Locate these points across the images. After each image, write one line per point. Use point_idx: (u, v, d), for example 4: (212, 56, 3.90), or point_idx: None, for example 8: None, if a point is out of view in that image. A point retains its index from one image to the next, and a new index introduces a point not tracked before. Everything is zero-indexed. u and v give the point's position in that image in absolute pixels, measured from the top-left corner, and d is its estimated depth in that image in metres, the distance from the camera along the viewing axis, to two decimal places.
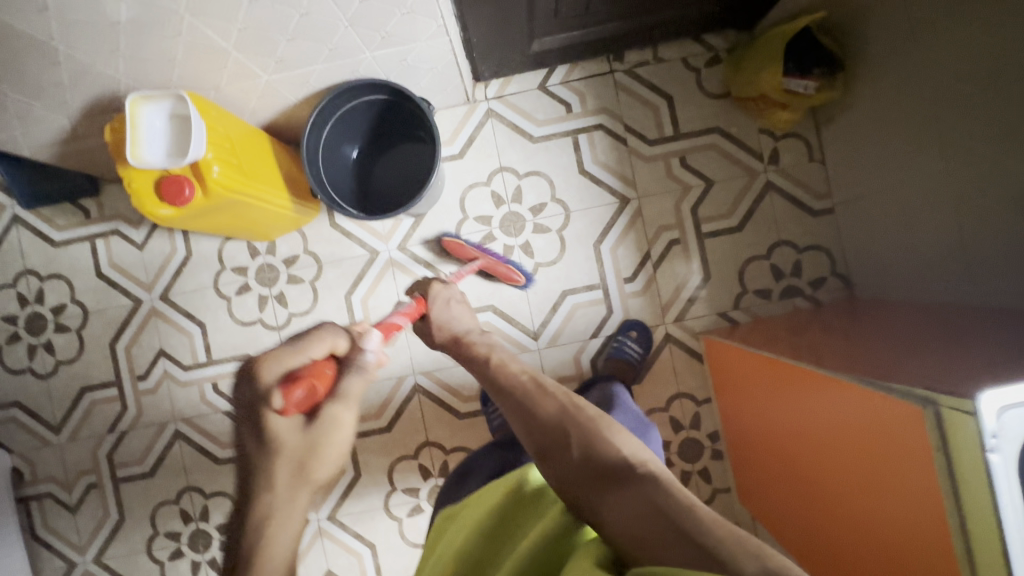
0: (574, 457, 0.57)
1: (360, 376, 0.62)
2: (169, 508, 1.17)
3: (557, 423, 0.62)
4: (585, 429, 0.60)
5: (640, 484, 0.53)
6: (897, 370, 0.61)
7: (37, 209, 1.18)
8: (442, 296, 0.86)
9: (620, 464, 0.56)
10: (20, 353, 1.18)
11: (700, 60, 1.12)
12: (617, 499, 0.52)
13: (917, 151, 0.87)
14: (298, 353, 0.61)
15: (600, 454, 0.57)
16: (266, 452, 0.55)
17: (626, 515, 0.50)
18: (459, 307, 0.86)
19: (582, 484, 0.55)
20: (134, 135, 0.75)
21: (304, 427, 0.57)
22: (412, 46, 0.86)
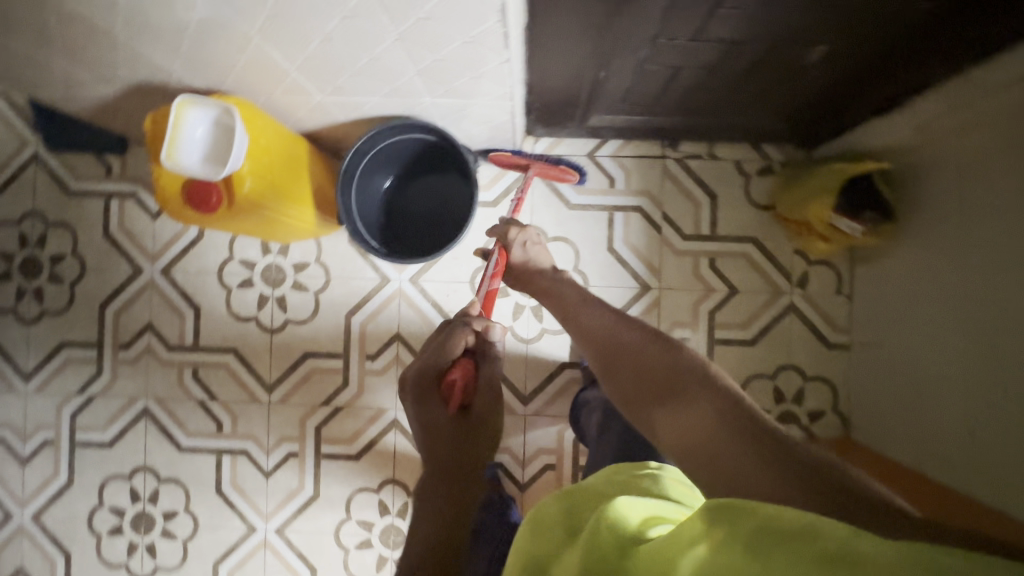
0: (628, 380, 0.63)
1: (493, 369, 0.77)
2: (120, 483, 1.15)
3: (612, 344, 0.67)
4: (638, 342, 0.65)
5: (689, 388, 0.56)
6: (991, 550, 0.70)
7: (60, 153, 1.15)
8: (518, 240, 0.92)
9: (667, 380, 0.59)
10: (8, 293, 1.16)
11: (753, 166, 1.10)
12: (671, 414, 0.56)
13: (954, 324, 0.85)
14: (441, 354, 0.74)
15: (652, 369, 0.61)
16: (438, 446, 0.69)
17: (679, 426, 0.54)
18: (536, 248, 0.92)
19: (643, 403, 0.60)
20: (174, 136, 0.72)
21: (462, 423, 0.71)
22: (474, 101, 0.84)
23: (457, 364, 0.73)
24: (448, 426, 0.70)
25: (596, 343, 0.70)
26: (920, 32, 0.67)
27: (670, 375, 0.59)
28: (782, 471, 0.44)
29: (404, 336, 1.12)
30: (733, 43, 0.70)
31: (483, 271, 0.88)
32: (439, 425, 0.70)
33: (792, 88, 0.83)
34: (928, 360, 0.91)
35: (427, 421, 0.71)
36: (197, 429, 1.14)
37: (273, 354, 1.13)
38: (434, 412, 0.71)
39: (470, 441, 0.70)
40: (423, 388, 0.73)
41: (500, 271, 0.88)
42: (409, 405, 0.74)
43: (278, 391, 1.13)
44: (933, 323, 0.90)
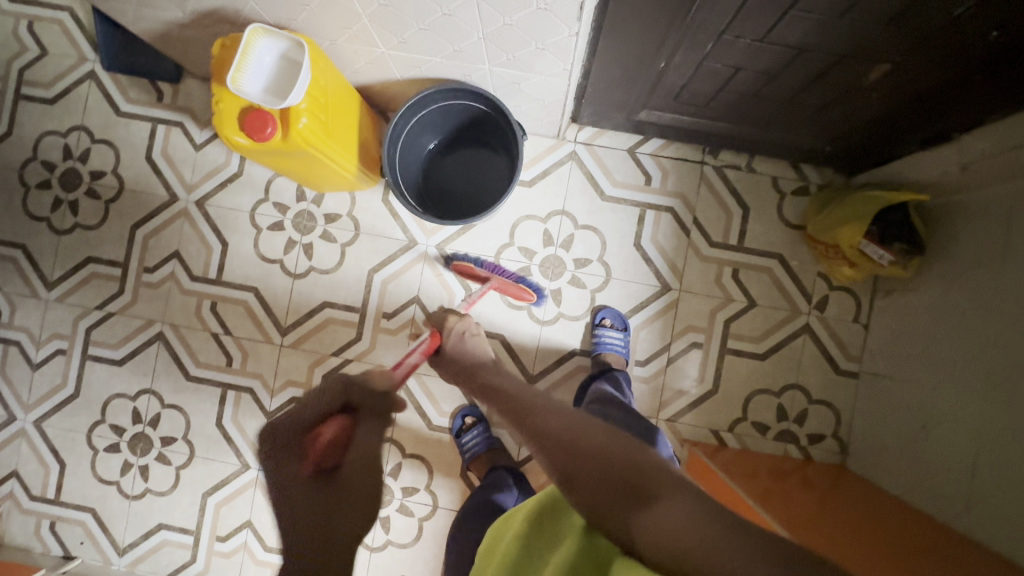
0: (589, 471, 0.53)
1: (372, 429, 0.65)
2: (124, 402, 1.17)
3: (562, 435, 0.59)
4: (600, 438, 0.57)
5: (660, 487, 0.50)
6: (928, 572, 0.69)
7: (116, 73, 1.18)
8: (458, 329, 0.95)
9: (636, 477, 0.51)
10: (45, 202, 1.18)
11: (789, 184, 1.11)
12: (650, 513, 0.47)
13: (965, 363, 0.86)
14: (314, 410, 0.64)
15: (617, 464, 0.53)
16: (298, 498, 0.55)
17: (670, 525, 0.45)
18: (473, 339, 0.95)
19: (613, 503, 0.50)
20: (242, 60, 0.74)
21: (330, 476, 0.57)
22: (531, 75, 0.85)
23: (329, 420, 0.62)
24: (308, 485, 0.57)
25: (545, 436, 0.59)
26: (986, 65, 0.67)
27: (641, 474, 0.51)
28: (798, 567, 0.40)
29: (422, 300, 1.14)
30: (797, 50, 0.71)
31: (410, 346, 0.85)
32: (299, 479, 0.57)
33: (845, 108, 0.84)
34: (935, 396, 0.91)
35: (285, 477, 0.57)
36: (206, 360, 1.16)
37: (292, 298, 1.15)
38: (292, 471, 0.58)
39: (341, 491, 0.56)
40: (281, 442, 0.60)
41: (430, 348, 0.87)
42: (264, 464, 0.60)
43: (291, 335, 1.15)
44: (947, 359, 0.90)
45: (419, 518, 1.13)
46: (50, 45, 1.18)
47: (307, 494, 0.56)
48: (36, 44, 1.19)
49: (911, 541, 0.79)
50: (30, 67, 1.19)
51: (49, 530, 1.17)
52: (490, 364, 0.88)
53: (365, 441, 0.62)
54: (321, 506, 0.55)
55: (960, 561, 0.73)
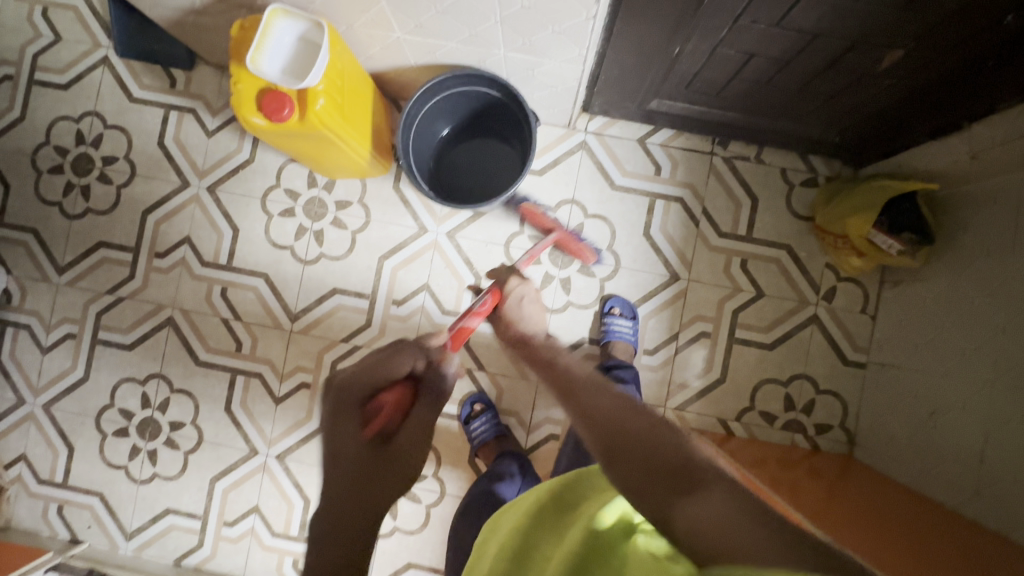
0: (636, 454, 0.47)
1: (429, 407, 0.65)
2: (133, 387, 1.17)
3: (616, 417, 0.53)
4: (649, 418, 0.52)
5: (707, 478, 0.43)
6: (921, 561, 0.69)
7: (129, 60, 1.19)
8: (516, 294, 0.93)
9: (685, 467, 0.45)
10: (57, 187, 1.19)
11: (798, 176, 1.12)
12: (693, 502, 0.41)
13: (975, 351, 0.87)
14: (379, 372, 0.64)
15: (668, 452, 0.47)
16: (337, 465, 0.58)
17: (713, 515, 0.39)
18: (529, 306, 0.95)
19: (653, 489, 0.44)
20: (260, 41, 0.75)
21: (376, 449, 0.59)
22: (545, 60, 0.86)
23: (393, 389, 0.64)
24: (356, 449, 0.59)
25: (591, 411, 0.55)
26: (999, 50, 0.68)
27: (688, 460, 0.46)
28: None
29: (432, 287, 1.14)
30: (812, 35, 0.71)
31: (470, 305, 0.87)
32: (344, 443, 0.59)
33: (857, 96, 0.85)
34: (944, 385, 0.92)
35: (341, 437, 0.60)
36: (216, 346, 1.16)
37: (302, 284, 1.15)
38: (349, 431, 0.60)
39: (381, 471, 0.58)
40: (343, 402, 0.62)
41: (487, 309, 0.87)
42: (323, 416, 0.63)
43: (301, 321, 1.15)
44: (956, 349, 0.91)
45: (427, 504, 1.13)
46: (64, 31, 1.19)
47: (346, 462, 0.58)
48: (50, 30, 1.19)
49: (920, 526, 0.80)
50: (44, 52, 1.20)
51: (56, 514, 1.17)
52: (541, 334, 0.85)
53: (421, 415, 0.63)
54: (357, 482, 0.56)
55: (970, 545, 0.73)
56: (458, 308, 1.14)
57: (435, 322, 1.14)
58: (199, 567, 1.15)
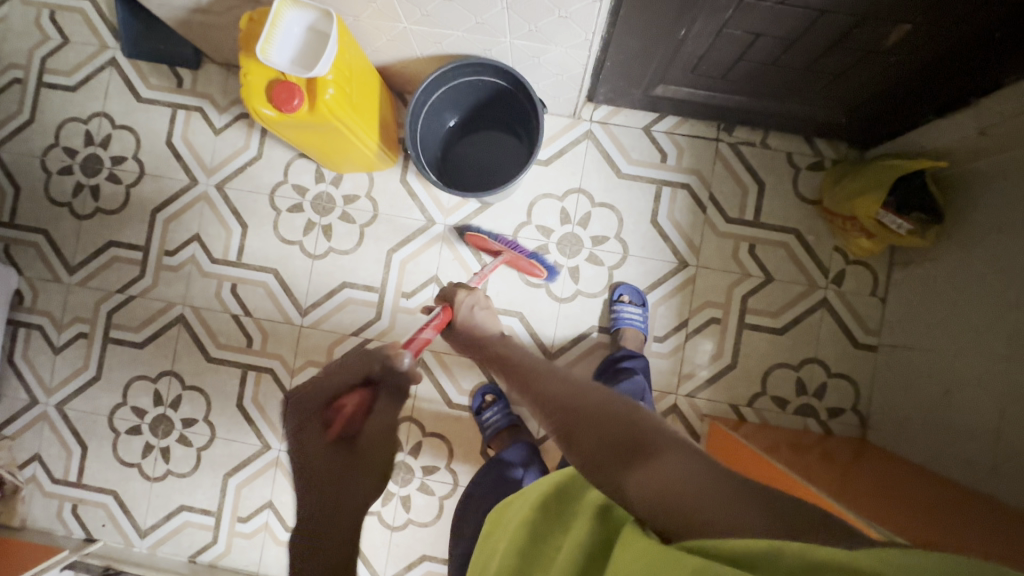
0: (594, 428, 0.50)
1: (389, 404, 0.63)
2: (145, 385, 1.17)
3: (573, 399, 0.56)
4: (600, 399, 0.54)
5: (659, 445, 0.46)
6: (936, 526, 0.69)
7: (136, 61, 1.20)
8: (466, 306, 0.91)
9: (638, 437, 0.48)
10: (67, 187, 1.20)
11: (804, 160, 1.12)
12: (646, 468, 0.44)
13: (989, 327, 0.86)
14: (340, 379, 0.63)
15: (622, 426, 0.50)
16: (309, 472, 0.57)
17: (661, 483, 0.43)
18: (481, 313, 0.93)
19: (610, 459, 0.47)
20: (270, 31, 0.75)
21: (344, 450, 0.58)
22: (552, 47, 0.86)
23: (350, 391, 0.61)
24: (323, 455, 0.58)
25: (546, 401, 0.58)
26: (1007, 22, 0.68)
27: (640, 432, 0.48)
28: (785, 530, 0.38)
29: (440, 279, 1.14)
30: (818, 12, 0.72)
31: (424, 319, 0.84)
32: (313, 451, 0.58)
33: (864, 74, 0.85)
34: (958, 363, 0.92)
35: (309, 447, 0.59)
36: (227, 342, 1.17)
37: (312, 278, 1.16)
38: (315, 439, 0.59)
39: (346, 473, 0.56)
40: (307, 414, 0.62)
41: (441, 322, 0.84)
42: (287, 432, 0.62)
43: (312, 316, 1.16)
44: (970, 326, 0.90)
45: (440, 496, 1.13)
46: (71, 34, 1.20)
47: (316, 467, 0.57)
48: (58, 33, 1.21)
49: (938, 501, 0.79)
50: (52, 55, 1.21)
51: (71, 513, 1.17)
52: (498, 339, 0.88)
53: (384, 416, 0.61)
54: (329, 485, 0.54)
55: (988, 517, 0.73)
56: None
57: None
58: (213, 563, 1.15)
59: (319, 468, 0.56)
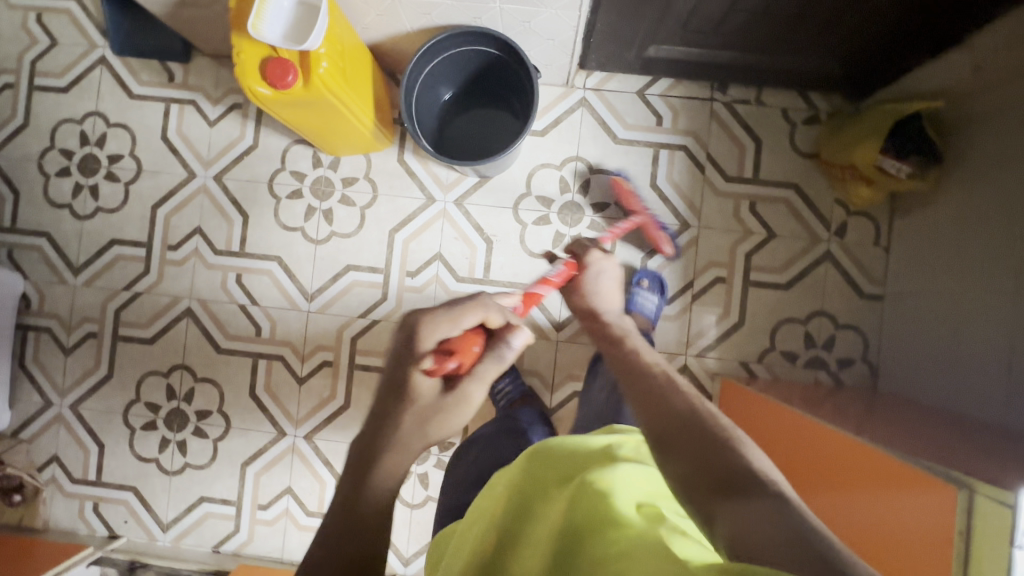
0: (696, 452, 0.47)
1: (498, 363, 0.60)
2: (157, 380, 1.18)
3: (689, 415, 0.51)
4: (714, 422, 0.50)
5: (760, 489, 0.42)
6: (955, 450, 0.68)
7: (126, 58, 1.19)
8: (596, 267, 0.88)
9: (745, 475, 0.44)
10: (66, 189, 1.20)
11: (800, 114, 1.12)
12: (741, 509, 0.41)
13: (995, 262, 0.87)
14: (452, 322, 0.59)
15: (729, 459, 0.45)
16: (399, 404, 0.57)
17: (745, 523, 0.39)
18: (609, 280, 0.88)
19: (705, 488, 0.44)
20: (260, 7, 0.75)
21: (438, 395, 0.58)
22: (541, 11, 0.86)
23: (464, 339, 0.59)
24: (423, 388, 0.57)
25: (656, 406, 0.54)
26: None
27: (743, 472, 0.44)
28: None
29: (445, 256, 1.14)
30: None
31: (543, 273, 0.85)
32: (411, 382, 0.57)
33: (857, 18, 0.85)
34: (966, 302, 0.92)
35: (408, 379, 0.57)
36: (236, 332, 1.17)
37: (316, 263, 1.16)
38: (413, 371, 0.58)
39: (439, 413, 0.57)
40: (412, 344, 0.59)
41: (557, 281, 0.84)
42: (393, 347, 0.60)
43: (318, 301, 1.16)
44: (976, 265, 0.91)
45: None
46: (60, 35, 1.20)
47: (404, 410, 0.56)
48: (46, 35, 1.20)
49: (954, 436, 0.80)
50: (41, 57, 1.21)
51: (93, 512, 1.18)
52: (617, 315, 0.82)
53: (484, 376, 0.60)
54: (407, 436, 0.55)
55: (1007, 445, 0.73)
56: (472, 274, 1.14)
57: (451, 291, 1.14)
58: (237, 552, 1.16)
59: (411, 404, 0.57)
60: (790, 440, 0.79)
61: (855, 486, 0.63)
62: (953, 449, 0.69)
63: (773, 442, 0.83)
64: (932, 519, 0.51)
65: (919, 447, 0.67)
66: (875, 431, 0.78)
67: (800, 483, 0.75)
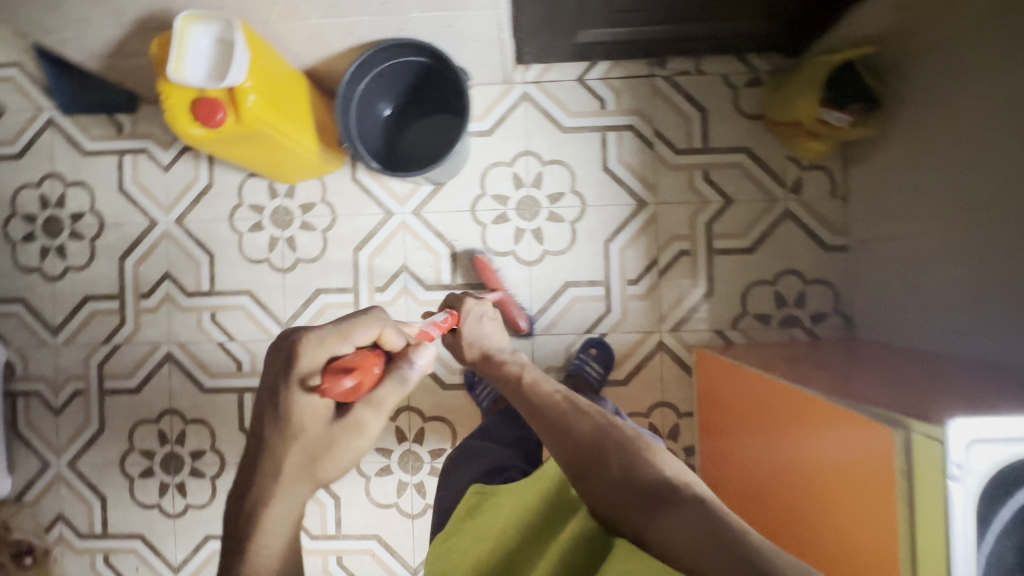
0: (613, 473, 0.57)
1: (399, 386, 0.58)
2: (148, 427, 1.20)
3: (596, 440, 0.61)
4: (618, 443, 0.60)
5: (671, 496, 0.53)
6: (917, 390, 0.67)
7: (74, 116, 1.21)
8: (474, 312, 0.88)
9: (655, 484, 0.55)
10: (33, 253, 1.22)
11: (741, 78, 1.12)
12: (661, 517, 0.51)
13: (943, 199, 0.87)
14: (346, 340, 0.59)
15: (640, 474, 0.56)
16: (284, 435, 0.57)
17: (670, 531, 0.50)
18: (490, 324, 0.89)
19: (628, 503, 0.54)
20: (179, 51, 0.77)
21: (326, 423, 0.57)
22: (462, 14, 0.87)
23: (364, 356, 0.56)
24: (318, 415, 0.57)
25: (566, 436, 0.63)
26: None
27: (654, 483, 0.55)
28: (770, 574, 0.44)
29: (410, 267, 1.16)
30: None
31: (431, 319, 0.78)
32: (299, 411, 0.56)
33: None
34: (922, 241, 0.92)
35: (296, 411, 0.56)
36: (218, 370, 1.19)
37: (286, 292, 1.18)
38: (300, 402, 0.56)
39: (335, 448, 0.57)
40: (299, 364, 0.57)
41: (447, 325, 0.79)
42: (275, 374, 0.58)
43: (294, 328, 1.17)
44: (926, 201, 0.91)
45: None
46: (6, 103, 1.22)
47: (293, 438, 0.57)
48: None
49: (922, 375, 0.80)
50: None
51: (104, 563, 1.20)
52: (506, 351, 0.85)
53: (382, 401, 0.57)
54: (293, 465, 0.57)
55: (972, 378, 0.73)
56: (439, 281, 1.15)
57: (421, 300, 1.15)
58: None
59: (297, 436, 0.57)
60: (753, 395, 0.79)
61: (805, 435, 0.63)
62: (913, 391, 0.69)
63: (742, 398, 0.83)
64: (868, 457, 0.51)
65: (875, 394, 0.67)
66: (843, 381, 0.78)
67: (763, 437, 0.74)
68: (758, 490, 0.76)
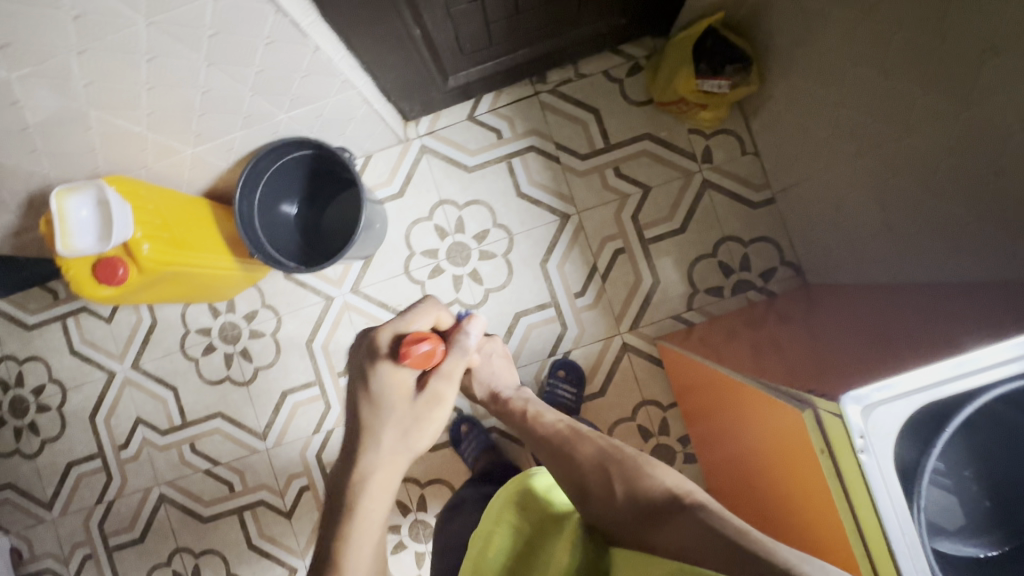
0: (619, 493, 0.56)
1: (463, 356, 0.65)
2: (162, 571, 1.20)
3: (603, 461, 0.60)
4: (622, 463, 0.59)
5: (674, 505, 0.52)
6: (856, 340, 0.68)
7: (10, 297, 1.23)
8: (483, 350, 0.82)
9: (661, 499, 0.54)
10: (8, 437, 1.23)
11: (621, 70, 1.13)
12: (666, 528, 0.50)
13: (832, 136, 0.88)
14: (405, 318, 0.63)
15: (643, 489, 0.55)
16: (372, 420, 0.61)
17: (678, 536, 0.48)
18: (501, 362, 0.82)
19: (629, 522, 0.53)
20: (62, 226, 0.79)
21: (411, 396, 0.62)
22: (324, 102, 0.88)
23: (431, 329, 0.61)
24: (404, 388, 0.62)
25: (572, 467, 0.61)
26: None
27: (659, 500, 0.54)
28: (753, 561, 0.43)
29: None
30: None
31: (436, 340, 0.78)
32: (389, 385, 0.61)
33: None
34: (829, 177, 0.92)
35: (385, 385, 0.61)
36: (212, 496, 1.19)
37: (255, 403, 1.18)
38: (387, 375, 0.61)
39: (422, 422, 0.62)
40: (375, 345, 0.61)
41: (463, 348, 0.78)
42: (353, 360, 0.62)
43: (272, 436, 1.18)
44: (821, 141, 0.91)
45: None
46: None
47: (384, 419, 0.61)
48: None
49: (865, 308, 0.80)
50: None
51: None
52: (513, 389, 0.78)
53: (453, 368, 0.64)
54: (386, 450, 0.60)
55: (907, 304, 0.73)
56: None
57: None
58: None
59: (387, 416, 0.61)
60: (713, 384, 0.79)
61: (756, 421, 0.63)
62: (848, 342, 0.70)
63: (706, 387, 0.84)
64: (799, 438, 0.52)
65: (812, 360, 0.67)
66: (793, 344, 0.79)
67: (731, 424, 0.75)
68: (739, 472, 0.77)
